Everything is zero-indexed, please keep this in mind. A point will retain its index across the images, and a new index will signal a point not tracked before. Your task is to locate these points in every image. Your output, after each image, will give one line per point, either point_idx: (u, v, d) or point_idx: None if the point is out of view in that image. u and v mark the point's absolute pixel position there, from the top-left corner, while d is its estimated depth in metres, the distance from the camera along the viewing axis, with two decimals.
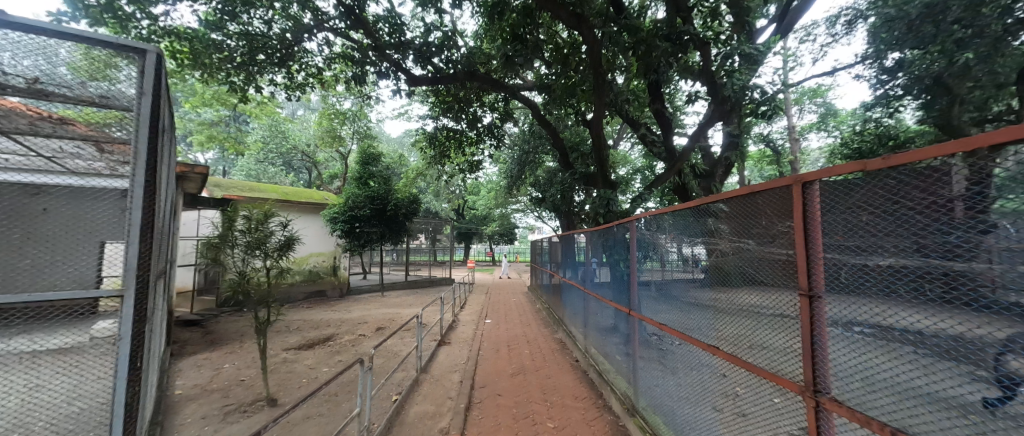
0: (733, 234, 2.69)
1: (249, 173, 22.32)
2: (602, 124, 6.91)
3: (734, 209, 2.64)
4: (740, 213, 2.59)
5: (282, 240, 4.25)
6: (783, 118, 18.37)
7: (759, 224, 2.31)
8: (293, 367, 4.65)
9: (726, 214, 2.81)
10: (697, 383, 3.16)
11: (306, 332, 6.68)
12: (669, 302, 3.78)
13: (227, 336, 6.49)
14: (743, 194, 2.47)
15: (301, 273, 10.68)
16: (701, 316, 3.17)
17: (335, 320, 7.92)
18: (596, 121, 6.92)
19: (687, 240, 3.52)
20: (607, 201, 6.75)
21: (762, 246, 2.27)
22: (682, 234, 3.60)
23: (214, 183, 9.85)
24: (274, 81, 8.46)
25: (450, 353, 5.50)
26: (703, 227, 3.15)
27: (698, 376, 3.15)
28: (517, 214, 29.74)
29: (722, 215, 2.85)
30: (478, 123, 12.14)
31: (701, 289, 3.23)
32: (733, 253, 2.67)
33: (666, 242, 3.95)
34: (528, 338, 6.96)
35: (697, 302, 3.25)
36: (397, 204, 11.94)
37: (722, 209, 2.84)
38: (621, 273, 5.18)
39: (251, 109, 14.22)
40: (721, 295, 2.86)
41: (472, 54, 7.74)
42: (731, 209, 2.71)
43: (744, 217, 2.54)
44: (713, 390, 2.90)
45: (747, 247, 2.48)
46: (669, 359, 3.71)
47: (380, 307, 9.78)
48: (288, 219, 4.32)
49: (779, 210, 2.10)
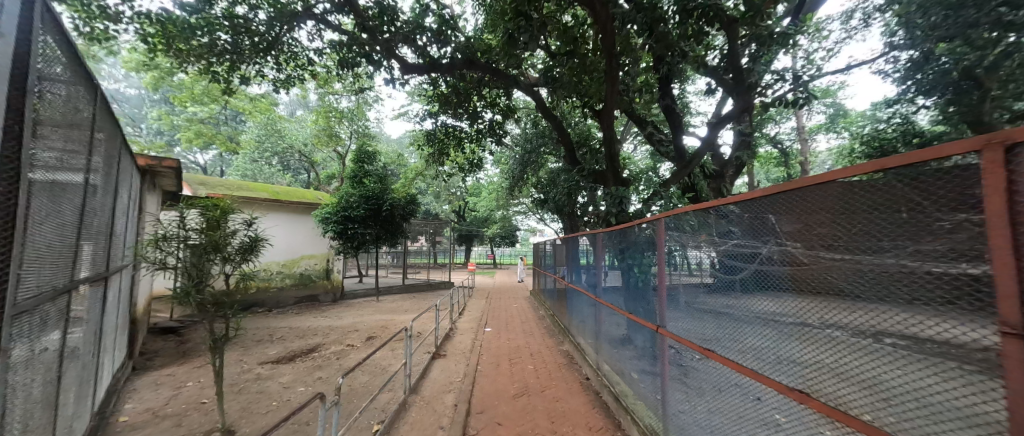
0: (765, 237, 2.16)
1: (245, 172, 21.84)
2: (613, 118, 6.37)
3: (773, 206, 2.10)
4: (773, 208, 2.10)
5: (244, 241, 3.68)
6: (792, 118, 17.85)
7: (808, 221, 1.78)
8: (265, 386, 4.10)
9: (757, 214, 2.28)
10: (729, 408, 2.65)
11: (288, 343, 6.11)
12: (688, 314, 3.25)
13: (201, 345, 5.95)
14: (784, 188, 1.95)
15: (290, 277, 10.14)
16: (729, 329, 2.65)
17: (323, 328, 7.36)
18: (606, 114, 6.38)
19: (706, 248, 2.96)
20: (620, 201, 6.13)
21: (812, 250, 1.74)
22: (700, 241, 3.05)
23: (199, 181, 9.19)
24: (261, 71, 7.97)
25: (444, 369, 4.92)
26: (732, 228, 2.60)
27: (729, 400, 2.64)
28: (518, 217, 29.20)
29: (754, 214, 2.32)
30: (478, 120, 11.63)
31: (724, 299, 2.71)
32: (768, 260, 2.13)
33: (672, 246, 3.53)
34: (532, 350, 6.36)
35: (719, 312, 2.75)
36: (393, 204, 11.40)
37: (755, 207, 2.31)
38: (635, 280, 4.68)
39: (246, 106, 13.79)
40: (747, 304, 2.41)
41: (471, 41, 7.22)
42: (766, 207, 2.18)
43: (786, 216, 1.99)
44: (749, 418, 2.39)
45: (787, 252, 1.94)
46: (692, 378, 3.24)
47: (374, 313, 9.21)
48: (253, 217, 3.74)
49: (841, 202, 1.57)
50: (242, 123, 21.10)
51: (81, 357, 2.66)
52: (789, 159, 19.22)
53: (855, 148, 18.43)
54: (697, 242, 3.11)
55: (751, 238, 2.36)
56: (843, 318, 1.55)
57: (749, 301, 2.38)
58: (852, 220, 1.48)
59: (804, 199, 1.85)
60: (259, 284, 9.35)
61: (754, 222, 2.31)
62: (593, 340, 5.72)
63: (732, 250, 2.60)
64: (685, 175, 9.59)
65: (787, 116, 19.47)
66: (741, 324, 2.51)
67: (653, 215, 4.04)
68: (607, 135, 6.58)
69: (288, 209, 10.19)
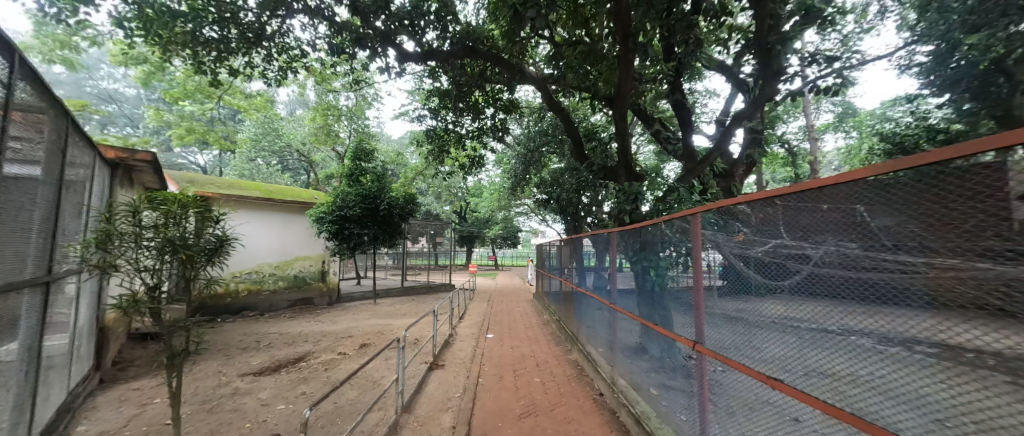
0: (813, 235, 1.79)
1: (242, 173, 21.43)
2: (625, 108, 5.92)
3: (822, 200, 1.74)
4: (819, 202, 1.76)
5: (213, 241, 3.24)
6: (802, 117, 17.34)
7: (876, 218, 1.42)
8: (241, 403, 3.67)
9: (799, 209, 1.91)
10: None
11: (276, 351, 5.68)
12: (713, 321, 2.89)
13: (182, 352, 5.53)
14: (836, 178, 1.60)
15: (284, 279, 9.74)
16: (761, 339, 2.30)
17: (315, 333, 6.93)
18: (618, 104, 5.93)
19: (732, 251, 2.58)
20: (634, 198, 5.60)
21: (875, 252, 1.40)
22: (727, 241, 2.65)
23: (189, 179, 8.80)
24: (250, 63, 7.55)
25: (441, 382, 4.48)
26: (761, 226, 2.25)
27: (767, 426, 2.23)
28: (520, 218, 28.74)
29: (793, 209, 1.95)
30: (480, 117, 11.21)
31: (755, 305, 2.35)
32: (812, 262, 1.78)
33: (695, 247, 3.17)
34: (537, 359, 5.90)
35: (750, 319, 2.40)
36: (391, 204, 10.98)
37: (797, 200, 1.93)
38: (651, 284, 4.31)
39: (240, 103, 13.35)
40: (787, 314, 2.01)
41: (473, 28, 6.75)
42: (813, 200, 1.80)
43: (841, 210, 1.62)
44: None
45: (841, 253, 1.58)
46: (718, 398, 2.82)
47: (370, 317, 8.78)
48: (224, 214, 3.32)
49: (918, 197, 1.26)
50: (239, 122, 20.71)
51: (6, 380, 2.24)
52: (798, 159, 18.74)
53: (867, 147, 17.91)
54: (723, 244, 2.71)
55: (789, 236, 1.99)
56: (927, 335, 1.22)
57: (785, 309, 2.03)
58: (944, 217, 1.15)
59: (862, 193, 1.52)
60: (250, 286, 9.01)
61: (794, 219, 1.94)
62: (605, 346, 5.31)
63: (761, 254, 2.22)
64: (698, 173, 8.97)
65: (795, 114, 18.93)
66: (775, 335, 2.16)
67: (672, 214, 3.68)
68: (619, 126, 6.12)
69: (280, 208, 9.77)
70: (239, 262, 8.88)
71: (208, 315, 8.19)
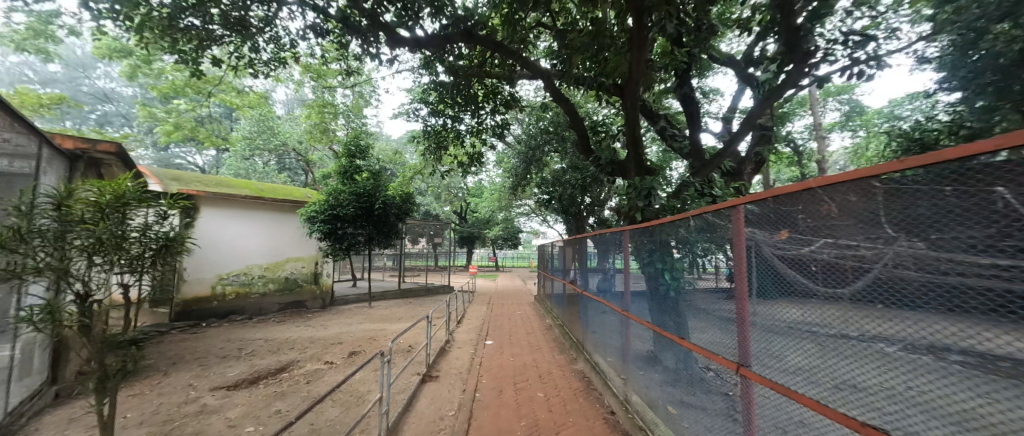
0: (877, 230, 1.41)
1: (237, 172, 20.95)
2: (636, 96, 5.47)
3: (898, 187, 1.36)
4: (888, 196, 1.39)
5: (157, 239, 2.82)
6: (810, 115, 16.88)
7: (975, 215, 1.08)
8: (206, 424, 3.24)
9: (860, 200, 1.52)
10: None
11: (258, 359, 5.27)
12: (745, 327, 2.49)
13: (157, 360, 5.11)
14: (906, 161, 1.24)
15: (274, 281, 9.37)
16: (804, 350, 1.91)
17: (303, 339, 6.52)
18: (628, 91, 5.49)
19: (765, 252, 2.17)
20: (647, 193, 5.03)
21: (973, 255, 1.06)
22: (760, 241, 2.23)
23: (173, 176, 8.36)
24: (234, 51, 7.16)
25: (434, 397, 4.06)
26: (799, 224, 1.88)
27: None
28: (520, 219, 28.30)
29: (848, 201, 1.57)
30: (479, 112, 10.78)
31: (786, 308, 1.97)
32: (875, 263, 1.40)
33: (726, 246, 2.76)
34: (541, 369, 5.47)
35: (787, 327, 2.02)
36: (386, 203, 10.56)
37: (852, 191, 1.55)
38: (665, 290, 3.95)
39: (232, 98, 12.93)
40: (839, 327, 1.64)
41: (471, 12, 6.31)
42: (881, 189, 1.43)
43: (925, 198, 1.24)
44: None
45: (922, 254, 1.22)
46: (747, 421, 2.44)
47: (363, 322, 8.36)
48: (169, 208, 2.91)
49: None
50: (234, 120, 20.28)
51: None
52: (804, 158, 18.31)
53: (874, 146, 17.49)
54: (756, 244, 2.29)
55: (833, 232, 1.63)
56: None
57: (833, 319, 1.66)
58: None
59: (952, 179, 1.16)
60: (238, 290, 8.62)
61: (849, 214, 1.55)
62: (614, 355, 4.90)
63: (800, 254, 1.83)
64: (709, 170, 8.38)
65: (802, 112, 18.50)
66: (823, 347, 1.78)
67: (695, 211, 3.26)
68: (629, 115, 5.68)
69: (271, 207, 9.37)
70: (226, 265, 8.41)
71: (193, 320, 7.80)
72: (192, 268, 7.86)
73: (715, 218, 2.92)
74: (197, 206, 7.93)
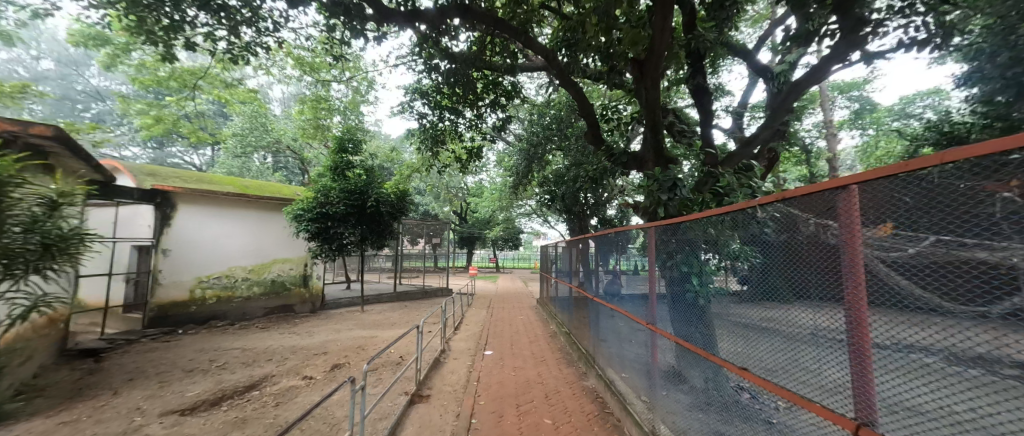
0: None
1: (230, 171, 20.41)
2: (655, 75, 4.83)
3: None
4: None
5: None
6: (822, 112, 16.33)
7: None
8: None
9: None
10: None
11: (226, 374, 4.67)
12: (800, 341, 2.00)
13: (112, 376, 4.54)
14: None
15: (259, 284, 8.80)
16: (915, 390, 1.32)
17: (283, 348, 5.97)
18: (648, 68, 4.83)
19: (850, 253, 1.57)
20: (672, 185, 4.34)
21: None
22: (841, 240, 1.61)
23: (150, 171, 7.78)
24: (211, 34, 6.61)
25: (421, 425, 3.47)
26: (897, 213, 1.31)
27: None
28: (522, 220, 27.73)
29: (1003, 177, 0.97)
30: (479, 106, 10.20)
31: (885, 329, 1.39)
32: None
33: (778, 249, 2.19)
34: (548, 386, 4.84)
35: (869, 345, 1.50)
36: (379, 200, 9.94)
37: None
38: (692, 297, 3.37)
39: (220, 92, 12.37)
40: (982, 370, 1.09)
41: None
42: None
43: None
44: None
45: None
46: None
47: (353, 328, 7.80)
48: None
49: None
50: (228, 118, 19.73)
51: None
52: (813, 156, 17.75)
53: (887, 144, 16.87)
54: (834, 244, 1.66)
55: (954, 222, 1.08)
56: None
57: (974, 352, 1.06)
58: None
59: None
60: (219, 294, 8.04)
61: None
62: (641, 383, 4.07)
63: (914, 257, 1.21)
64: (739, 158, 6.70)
65: (813, 109, 17.83)
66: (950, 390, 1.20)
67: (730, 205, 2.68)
68: (648, 95, 5.02)
69: (255, 205, 8.78)
70: (206, 267, 7.83)
71: (169, 326, 7.21)
72: (167, 270, 7.27)
73: (763, 212, 2.30)
74: (173, 203, 7.38)
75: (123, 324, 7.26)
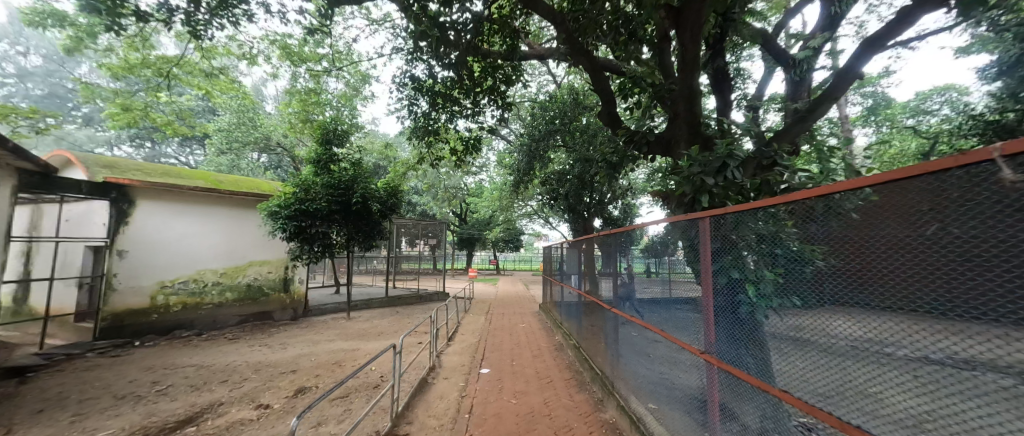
0: None
1: (218, 168, 19.56)
2: (697, 28, 3.94)
3: None
4: None
5: None
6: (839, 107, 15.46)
7: None
8: None
9: None
10: None
11: (162, 403, 3.81)
12: (847, 359, 1.66)
13: (24, 405, 3.73)
14: None
15: (233, 290, 8.01)
16: None
17: (247, 366, 5.15)
18: (686, 18, 3.94)
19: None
20: (722, 164, 3.47)
21: None
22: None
23: (109, 163, 6.97)
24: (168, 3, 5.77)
25: None
26: None
27: None
28: (523, 221, 26.86)
29: None
30: (478, 93, 9.31)
31: None
32: None
33: (881, 246, 1.48)
34: (557, 420, 3.97)
35: None
36: (365, 196, 9.08)
37: None
38: (731, 310, 2.65)
39: (202, 83, 11.53)
40: None
41: None
42: None
43: None
44: None
45: None
46: None
47: (334, 339, 6.97)
48: None
49: None
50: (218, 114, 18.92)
51: None
52: None
53: (901, 142, 16.09)
54: (979, 237, 1.09)
55: None
56: None
57: None
58: None
59: None
60: (186, 300, 7.23)
61: None
62: (687, 427, 3.05)
63: None
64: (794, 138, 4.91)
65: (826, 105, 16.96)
66: None
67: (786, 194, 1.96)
68: (685, 55, 4.14)
69: (229, 202, 8.00)
70: (168, 271, 7.02)
71: (124, 338, 6.36)
72: (124, 274, 6.46)
73: (848, 200, 1.61)
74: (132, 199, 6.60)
75: (76, 336, 6.44)
